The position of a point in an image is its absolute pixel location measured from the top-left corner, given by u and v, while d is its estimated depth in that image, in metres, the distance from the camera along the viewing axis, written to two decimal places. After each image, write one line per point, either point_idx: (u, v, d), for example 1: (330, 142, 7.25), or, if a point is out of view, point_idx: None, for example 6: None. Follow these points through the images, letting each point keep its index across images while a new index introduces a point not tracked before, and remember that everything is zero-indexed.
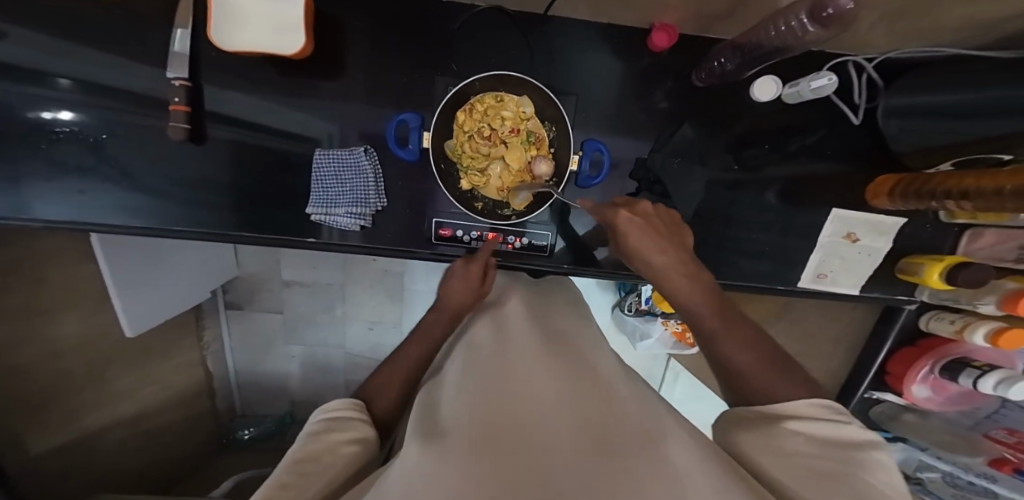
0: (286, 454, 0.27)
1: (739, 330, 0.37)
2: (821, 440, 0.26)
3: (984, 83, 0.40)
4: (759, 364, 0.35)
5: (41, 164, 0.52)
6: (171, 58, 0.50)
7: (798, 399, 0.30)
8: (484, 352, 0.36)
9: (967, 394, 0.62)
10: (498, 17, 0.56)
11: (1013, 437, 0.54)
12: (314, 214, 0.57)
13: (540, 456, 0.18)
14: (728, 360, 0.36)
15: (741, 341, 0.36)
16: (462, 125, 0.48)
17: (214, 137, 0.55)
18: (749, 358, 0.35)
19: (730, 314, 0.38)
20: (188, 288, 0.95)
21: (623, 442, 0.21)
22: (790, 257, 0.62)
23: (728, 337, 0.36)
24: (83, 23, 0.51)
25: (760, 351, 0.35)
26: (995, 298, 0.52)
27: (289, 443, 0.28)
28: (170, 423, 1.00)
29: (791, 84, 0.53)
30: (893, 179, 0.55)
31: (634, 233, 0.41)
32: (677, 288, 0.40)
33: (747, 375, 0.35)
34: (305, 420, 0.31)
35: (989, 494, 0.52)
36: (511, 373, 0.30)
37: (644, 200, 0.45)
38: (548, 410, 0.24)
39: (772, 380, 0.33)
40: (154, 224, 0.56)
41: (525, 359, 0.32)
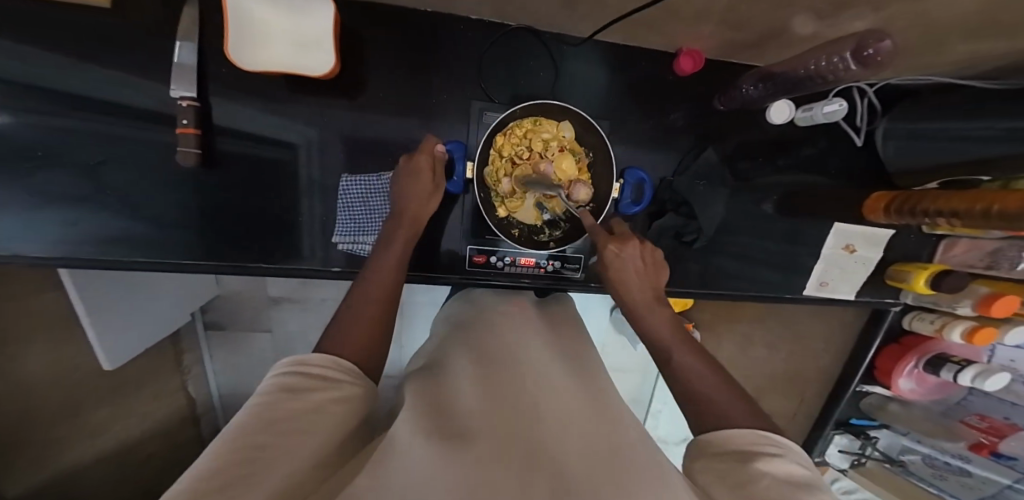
0: (258, 410, 0.25)
1: (698, 355, 0.36)
2: (786, 480, 0.23)
3: (975, 113, 0.46)
4: (717, 389, 0.32)
5: (27, 191, 0.49)
6: (176, 72, 0.47)
7: (748, 430, 0.28)
8: (479, 376, 0.38)
9: (942, 385, 0.76)
10: (525, 38, 0.59)
11: (984, 422, 0.69)
12: (342, 244, 0.59)
13: (525, 469, 0.21)
14: (686, 381, 0.33)
15: (699, 363, 0.35)
16: (501, 151, 0.52)
17: (227, 160, 0.54)
18: (701, 378, 0.33)
19: (696, 346, 0.37)
20: (171, 311, 0.86)
21: (604, 467, 0.23)
22: (787, 266, 0.71)
23: (685, 358, 0.35)
24: (71, 32, 0.46)
25: (722, 380, 0.33)
26: (971, 301, 0.61)
27: (259, 399, 0.26)
28: (152, 454, 0.93)
29: (804, 109, 0.59)
30: (888, 197, 0.60)
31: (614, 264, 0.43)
32: (643, 313, 0.41)
33: (696, 386, 0.33)
34: (282, 374, 0.29)
35: (965, 471, 0.71)
36: (504, 398, 0.33)
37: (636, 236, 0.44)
38: (535, 432, 0.27)
39: (722, 399, 0.31)
40: (163, 259, 0.55)
41: (518, 385, 0.35)
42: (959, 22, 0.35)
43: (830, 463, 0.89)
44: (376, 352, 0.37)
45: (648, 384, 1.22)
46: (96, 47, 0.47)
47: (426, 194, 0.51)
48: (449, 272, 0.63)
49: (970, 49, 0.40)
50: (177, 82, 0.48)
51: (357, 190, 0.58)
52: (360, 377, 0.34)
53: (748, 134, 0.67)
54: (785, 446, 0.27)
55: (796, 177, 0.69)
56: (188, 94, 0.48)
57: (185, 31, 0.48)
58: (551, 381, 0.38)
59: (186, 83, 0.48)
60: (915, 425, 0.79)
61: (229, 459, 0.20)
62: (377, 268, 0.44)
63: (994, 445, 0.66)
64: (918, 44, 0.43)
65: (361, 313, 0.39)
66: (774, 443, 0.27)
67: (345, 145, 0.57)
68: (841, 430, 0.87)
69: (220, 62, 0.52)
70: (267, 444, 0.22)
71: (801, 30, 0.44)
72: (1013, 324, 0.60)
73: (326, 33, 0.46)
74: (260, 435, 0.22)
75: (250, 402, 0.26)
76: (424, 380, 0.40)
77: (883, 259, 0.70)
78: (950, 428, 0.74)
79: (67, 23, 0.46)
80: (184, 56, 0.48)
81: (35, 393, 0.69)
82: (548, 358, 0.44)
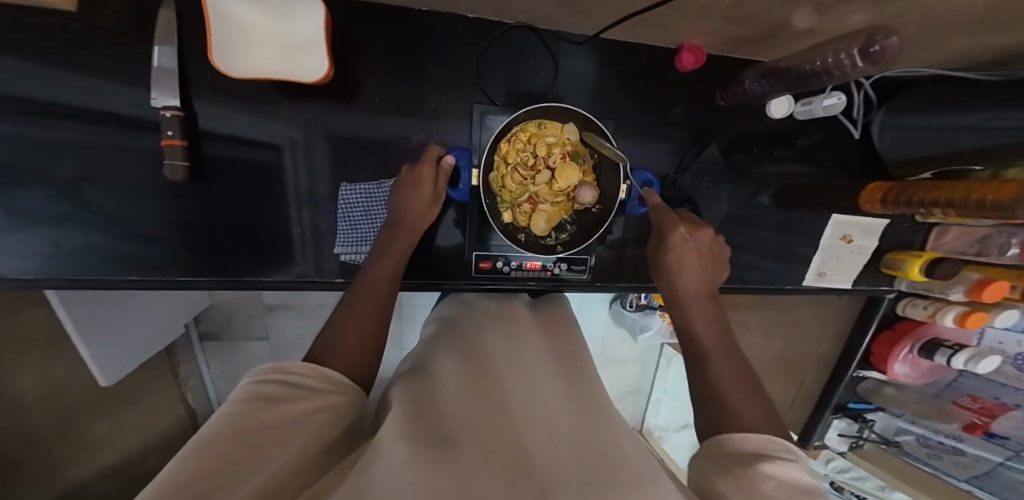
0: (227, 420, 0.24)
1: (741, 371, 0.34)
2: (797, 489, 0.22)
3: (964, 105, 0.47)
4: (753, 409, 0.30)
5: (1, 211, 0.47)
6: (156, 75, 0.45)
7: (769, 437, 0.27)
8: (465, 377, 0.38)
9: (934, 368, 0.79)
10: (523, 35, 0.57)
11: (976, 403, 0.72)
12: (344, 254, 0.58)
13: (502, 476, 0.21)
14: (721, 387, 0.32)
15: (741, 380, 0.33)
16: (506, 156, 0.52)
17: (217, 172, 0.53)
18: (736, 391, 0.32)
19: (740, 360, 0.35)
20: (165, 324, 0.84)
21: (593, 472, 0.23)
22: (786, 256, 0.73)
23: (727, 368, 0.34)
24: (36, 36, 0.43)
25: (762, 402, 0.31)
26: (963, 287, 0.63)
27: (232, 407, 0.26)
28: (155, 467, 0.92)
29: (804, 102, 0.60)
30: (884, 187, 0.61)
31: (678, 248, 0.42)
32: (691, 310, 0.40)
33: (730, 397, 0.31)
34: (259, 381, 0.29)
35: (956, 449, 0.75)
36: (487, 404, 0.33)
37: (710, 227, 0.44)
38: (516, 440, 0.27)
39: (755, 419, 0.29)
40: (157, 277, 0.53)
41: (500, 391, 0.35)
42: (964, 18, 0.35)
43: (829, 446, 0.93)
44: (365, 363, 0.37)
45: (648, 371, 1.23)
46: (66, 54, 0.44)
47: (426, 206, 0.50)
48: (454, 278, 0.63)
49: (969, 42, 0.41)
50: (158, 86, 0.45)
51: (358, 199, 0.57)
52: (343, 385, 0.33)
53: (745, 128, 0.68)
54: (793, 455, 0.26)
55: (793, 170, 0.70)
56: (171, 102, 0.46)
57: (162, 34, 0.45)
58: (538, 388, 0.38)
59: (168, 90, 0.46)
60: (909, 408, 0.82)
61: (188, 473, 0.19)
62: (369, 283, 0.43)
63: (987, 424, 0.70)
64: (917, 38, 0.43)
65: (349, 329, 0.38)
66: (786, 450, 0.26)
67: (341, 151, 0.56)
68: (839, 414, 0.91)
69: (202, 66, 0.49)
70: (231, 459, 0.21)
71: (804, 25, 0.44)
72: (1003, 308, 0.62)
73: (318, 35, 0.44)
74: (226, 450, 0.22)
75: (221, 410, 0.26)
76: (412, 376, 0.40)
77: (880, 248, 0.72)
78: (943, 409, 0.77)
79: (32, 29, 0.43)
80: (164, 60, 0.45)
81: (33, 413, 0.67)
82: (537, 361, 0.43)
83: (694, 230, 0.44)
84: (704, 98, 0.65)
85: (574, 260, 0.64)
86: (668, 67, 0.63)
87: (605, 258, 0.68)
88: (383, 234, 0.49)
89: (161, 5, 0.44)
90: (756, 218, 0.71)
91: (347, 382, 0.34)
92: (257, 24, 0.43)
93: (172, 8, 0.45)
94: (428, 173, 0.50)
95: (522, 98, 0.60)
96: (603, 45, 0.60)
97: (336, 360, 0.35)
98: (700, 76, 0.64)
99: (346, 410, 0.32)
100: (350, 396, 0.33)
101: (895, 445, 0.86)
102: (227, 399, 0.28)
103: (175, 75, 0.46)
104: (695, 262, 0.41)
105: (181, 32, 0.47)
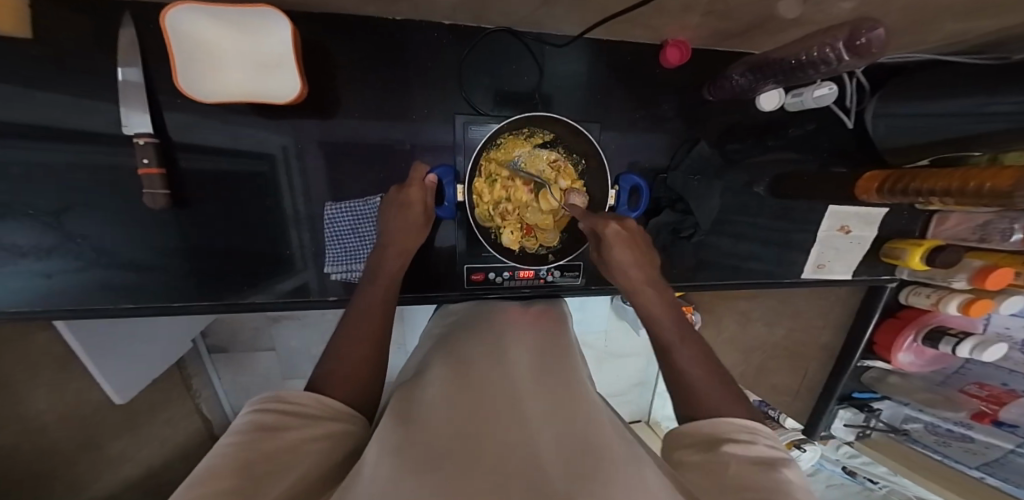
0: (232, 451, 0.24)
1: (692, 341, 0.40)
2: (750, 461, 0.26)
3: (957, 89, 0.46)
4: (715, 394, 0.35)
5: None
6: (121, 90, 0.45)
7: (728, 419, 0.31)
8: (462, 380, 0.39)
9: (940, 357, 0.79)
10: (502, 37, 0.56)
11: (983, 391, 0.72)
12: (336, 273, 0.59)
13: (504, 471, 0.22)
14: (685, 367, 0.37)
15: (700, 360, 0.38)
16: (488, 174, 0.55)
17: (200, 196, 0.53)
18: (699, 374, 0.36)
19: (689, 330, 0.41)
20: (173, 340, 0.84)
21: (595, 466, 0.24)
22: (783, 249, 0.72)
23: (683, 343, 0.40)
24: (3, 69, 0.43)
25: (707, 363, 0.38)
26: (966, 274, 0.61)
27: (233, 439, 0.25)
28: (176, 478, 0.96)
29: (794, 94, 0.59)
30: (881, 177, 0.58)
31: (619, 244, 0.46)
32: (646, 298, 0.44)
33: (695, 383, 0.36)
34: (256, 410, 0.28)
35: (965, 436, 0.74)
36: (487, 403, 0.34)
37: (630, 218, 0.49)
38: (520, 436, 0.27)
39: (715, 398, 0.34)
40: (151, 302, 0.54)
41: (498, 390, 0.36)
42: (952, 3, 0.34)
43: (835, 435, 0.91)
44: (367, 385, 0.38)
45: (652, 363, 1.23)
46: (36, 86, 0.44)
47: (414, 227, 0.51)
48: (448, 290, 0.64)
49: (960, 24, 0.40)
50: (127, 103, 0.45)
51: (345, 217, 0.58)
52: (339, 412, 0.33)
53: (736, 120, 0.66)
54: (757, 430, 0.30)
55: (788, 162, 0.69)
56: (143, 130, 0.46)
57: (126, 58, 0.44)
58: (531, 383, 0.39)
59: (138, 107, 0.46)
60: (913, 396, 0.81)
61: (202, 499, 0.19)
62: (363, 311, 0.44)
63: (996, 413, 0.69)
64: (905, 24, 0.42)
65: (347, 353, 0.39)
66: (746, 428, 0.30)
67: (336, 158, 0.56)
68: (845, 404, 0.87)
69: (171, 88, 0.49)
70: (243, 487, 0.21)
71: (788, 16, 0.42)
72: (1008, 294, 0.62)
73: (287, 55, 0.43)
74: (233, 478, 0.21)
75: (223, 441, 0.25)
76: (407, 388, 0.41)
77: (878, 236, 0.72)
78: (950, 398, 0.77)
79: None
80: (132, 84, 0.45)
81: (46, 433, 0.69)
82: (530, 364, 0.44)
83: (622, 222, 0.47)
84: (691, 93, 0.64)
85: (567, 267, 0.64)
86: (652, 63, 0.62)
87: (596, 264, 0.67)
88: (373, 256, 0.50)
89: (123, 28, 0.44)
90: (752, 211, 0.70)
91: (345, 409, 0.34)
92: (221, 39, 0.42)
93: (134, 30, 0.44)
94: (416, 195, 0.51)
95: (505, 102, 0.60)
96: (583, 44, 0.59)
97: (330, 383, 0.35)
98: (686, 71, 0.63)
99: (348, 436, 0.32)
100: (348, 423, 0.33)
101: (904, 434, 0.84)
102: (227, 428, 0.27)
103: (141, 89, 0.46)
104: (628, 252, 0.45)
105: (147, 54, 0.46)
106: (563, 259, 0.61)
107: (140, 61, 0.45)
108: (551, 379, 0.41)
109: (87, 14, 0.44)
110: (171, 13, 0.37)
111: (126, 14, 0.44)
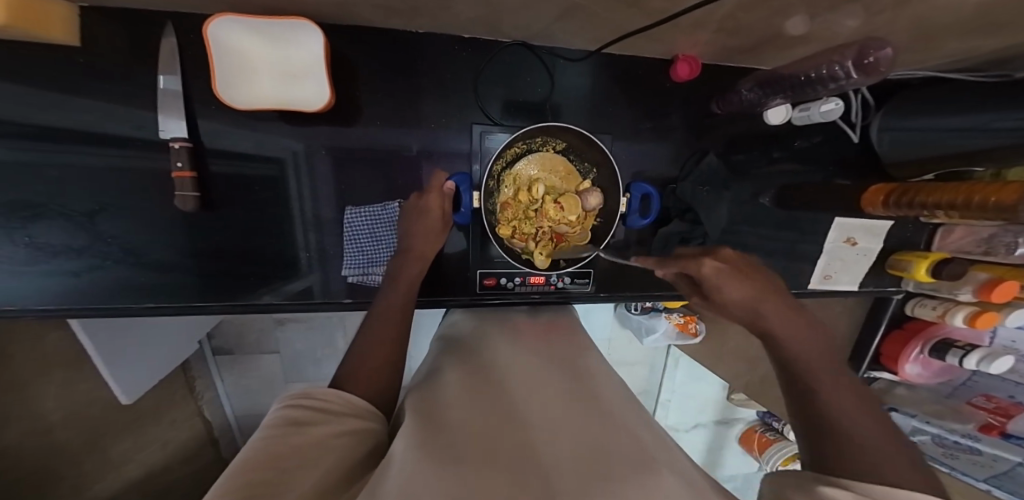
0: (263, 445, 0.25)
1: (837, 374, 0.32)
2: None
3: (965, 102, 0.47)
4: (897, 456, 0.26)
5: (14, 244, 0.48)
6: (161, 98, 0.46)
7: (900, 489, 0.22)
8: (490, 379, 0.41)
9: (947, 367, 0.81)
10: (521, 50, 0.58)
11: (990, 403, 0.72)
12: (352, 276, 0.60)
13: (529, 469, 0.23)
14: (837, 417, 0.29)
15: (852, 400, 0.30)
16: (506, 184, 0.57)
17: (226, 200, 0.54)
18: (865, 424, 0.28)
19: (842, 374, 0.32)
20: (180, 342, 0.84)
21: (618, 467, 0.24)
22: (789, 259, 0.73)
23: (830, 390, 0.31)
24: (40, 74, 0.44)
25: (864, 409, 0.30)
26: (973, 288, 0.61)
27: (265, 433, 0.26)
28: (175, 480, 0.95)
29: (801, 109, 0.60)
30: (887, 190, 0.59)
31: (723, 278, 0.39)
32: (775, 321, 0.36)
33: (857, 433, 0.28)
34: (288, 405, 0.29)
35: (973, 450, 0.71)
36: (511, 400, 0.35)
37: (728, 248, 0.43)
38: (545, 438, 0.28)
39: (877, 441, 0.27)
40: (171, 302, 0.55)
41: (525, 389, 0.38)
42: (955, 22, 0.35)
43: None
44: (388, 386, 0.38)
45: (656, 372, 1.23)
46: (71, 89, 0.45)
47: (434, 233, 0.52)
48: (458, 295, 0.65)
49: (967, 42, 0.41)
50: (165, 110, 0.47)
51: (362, 222, 0.59)
52: (363, 410, 0.34)
53: (744, 133, 0.68)
54: None
55: (793, 174, 0.71)
56: (179, 134, 0.48)
57: (167, 66, 0.46)
58: (547, 384, 0.40)
59: (175, 115, 0.47)
60: (922, 408, 0.81)
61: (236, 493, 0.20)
62: (382, 313, 0.45)
63: (1004, 425, 0.68)
64: (912, 42, 0.43)
65: (371, 354, 0.39)
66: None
67: (353, 162, 0.57)
68: None
69: (205, 96, 0.50)
70: (273, 483, 0.22)
71: (795, 33, 0.44)
72: (1013, 307, 0.62)
73: (318, 63, 0.45)
74: (262, 474, 0.22)
75: (256, 435, 0.26)
76: (423, 384, 0.44)
77: (883, 248, 0.73)
78: (957, 409, 0.77)
79: (37, 67, 0.44)
80: (168, 90, 0.47)
81: (53, 432, 0.69)
82: (544, 368, 0.44)
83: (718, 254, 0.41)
84: (699, 105, 0.66)
85: (578, 274, 0.65)
86: (663, 77, 0.64)
87: (607, 270, 0.69)
88: (393, 261, 0.51)
89: (162, 36, 0.46)
90: (758, 222, 0.72)
91: (368, 408, 0.34)
92: (252, 49, 0.43)
93: (174, 39, 0.46)
94: (434, 202, 0.52)
95: (519, 112, 0.61)
96: (597, 58, 0.61)
97: (351, 384, 0.36)
98: (697, 85, 0.65)
99: (368, 432, 0.32)
100: (368, 419, 0.33)
101: None
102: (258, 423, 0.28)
103: (179, 97, 0.47)
104: (743, 285, 0.38)
105: (183, 61, 0.48)
106: (574, 264, 0.62)
107: (179, 69, 0.47)
108: (566, 383, 0.41)
109: (129, 23, 0.46)
110: (212, 27, 0.38)
111: (168, 24, 0.46)
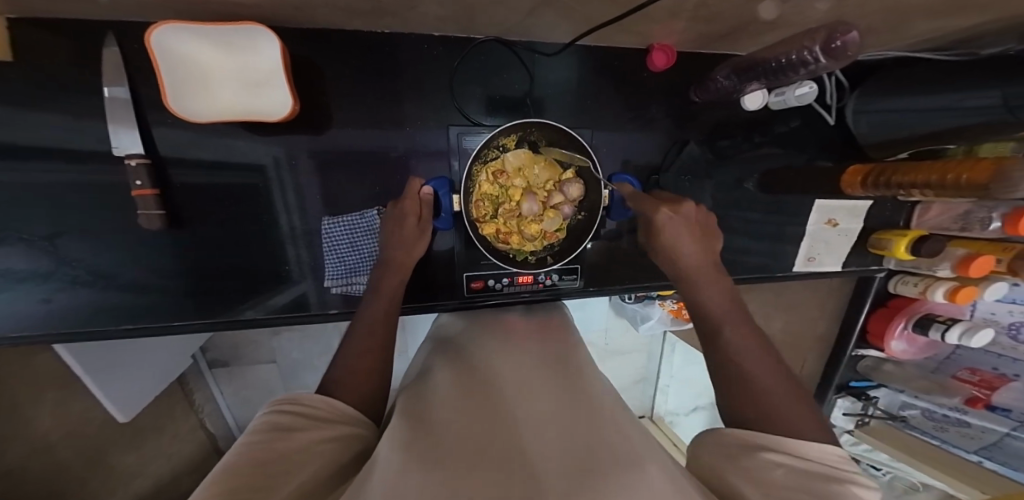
0: (247, 450, 0.25)
1: (748, 332, 0.39)
2: (803, 473, 0.25)
3: (934, 82, 0.47)
4: (800, 414, 0.31)
5: None
6: (110, 107, 0.45)
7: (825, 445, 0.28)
8: (475, 378, 0.41)
9: (930, 344, 0.82)
10: (491, 47, 0.57)
11: (975, 376, 0.73)
12: (336, 287, 0.60)
13: (512, 469, 0.23)
14: (757, 376, 0.34)
15: (769, 368, 0.35)
16: (483, 191, 0.56)
17: (194, 215, 0.53)
18: (774, 386, 0.33)
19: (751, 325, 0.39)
20: (170, 358, 0.84)
21: (602, 465, 0.24)
22: (775, 242, 0.74)
23: (751, 359, 0.36)
24: None
25: (767, 358, 0.36)
26: (950, 263, 0.64)
27: (251, 437, 0.26)
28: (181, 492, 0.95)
29: (777, 94, 0.60)
30: (863, 170, 0.60)
31: (672, 229, 0.46)
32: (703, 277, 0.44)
33: (770, 394, 0.32)
34: (273, 411, 0.29)
35: (962, 422, 0.75)
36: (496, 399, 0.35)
37: (688, 202, 0.49)
38: (528, 436, 0.28)
39: (798, 416, 0.31)
40: (152, 322, 0.55)
41: (509, 387, 0.38)
42: (923, 3, 0.35)
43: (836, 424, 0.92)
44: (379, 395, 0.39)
45: (653, 359, 1.24)
46: (19, 109, 0.44)
47: (412, 240, 0.52)
48: (447, 299, 0.65)
49: (935, 22, 0.41)
50: (115, 120, 0.46)
51: (342, 232, 0.58)
52: (350, 417, 0.33)
53: (723, 119, 0.68)
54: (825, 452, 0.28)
55: (773, 158, 0.71)
56: (133, 150, 0.47)
57: (112, 77, 0.45)
58: (532, 382, 0.40)
59: (124, 124, 0.46)
60: (909, 383, 0.83)
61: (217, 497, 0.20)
62: (368, 324, 0.44)
63: (988, 397, 0.70)
64: (881, 23, 0.43)
65: (357, 364, 0.39)
66: (816, 451, 0.28)
67: (332, 168, 0.57)
68: (843, 393, 0.90)
69: (161, 107, 0.49)
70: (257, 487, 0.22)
71: (768, 18, 0.44)
72: (992, 281, 0.64)
73: (275, 72, 0.44)
74: (243, 480, 0.22)
75: (240, 440, 0.26)
76: (413, 386, 0.44)
77: (864, 228, 0.75)
78: (944, 384, 0.79)
79: None
80: (117, 103, 0.45)
81: (57, 451, 0.68)
82: (531, 365, 0.44)
83: (677, 208, 0.48)
84: (676, 94, 0.66)
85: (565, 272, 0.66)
86: (637, 66, 0.63)
87: (596, 265, 0.69)
88: (376, 272, 0.51)
89: (106, 47, 0.44)
90: (743, 207, 0.72)
91: (356, 414, 0.34)
92: (208, 59, 0.42)
93: (118, 49, 0.45)
94: (410, 208, 0.52)
95: (498, 110, 0.61)
96: (571, 50, 0.60)
97: (340, 394, 0.36)
98: (671, 72, 0.65)
99: (356, 439, 0.32)
100: (355, 426, 0.33)
101: (901, 420, 0.85)
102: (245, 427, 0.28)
103: (129, 105, 0.46)
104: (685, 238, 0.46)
105: (134, 74, 0.47)
106: (561, 261, 0.62)
107: (125, 80, 0.45)
108: (552, 379, 0.41)
109: (73, 36, 0.44)
110: (154, 34, 0.36)
111: (110, 34, 0.45)
